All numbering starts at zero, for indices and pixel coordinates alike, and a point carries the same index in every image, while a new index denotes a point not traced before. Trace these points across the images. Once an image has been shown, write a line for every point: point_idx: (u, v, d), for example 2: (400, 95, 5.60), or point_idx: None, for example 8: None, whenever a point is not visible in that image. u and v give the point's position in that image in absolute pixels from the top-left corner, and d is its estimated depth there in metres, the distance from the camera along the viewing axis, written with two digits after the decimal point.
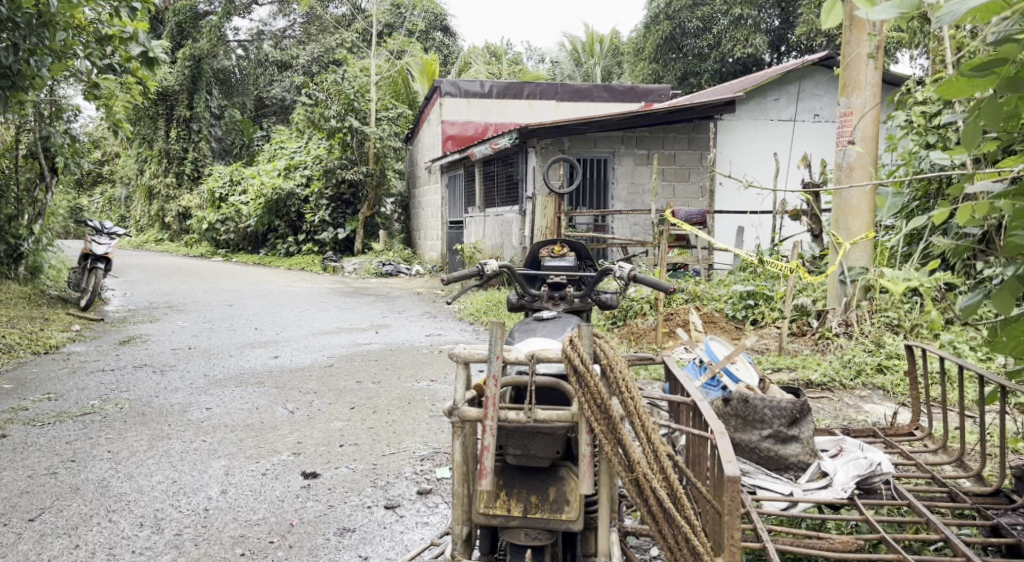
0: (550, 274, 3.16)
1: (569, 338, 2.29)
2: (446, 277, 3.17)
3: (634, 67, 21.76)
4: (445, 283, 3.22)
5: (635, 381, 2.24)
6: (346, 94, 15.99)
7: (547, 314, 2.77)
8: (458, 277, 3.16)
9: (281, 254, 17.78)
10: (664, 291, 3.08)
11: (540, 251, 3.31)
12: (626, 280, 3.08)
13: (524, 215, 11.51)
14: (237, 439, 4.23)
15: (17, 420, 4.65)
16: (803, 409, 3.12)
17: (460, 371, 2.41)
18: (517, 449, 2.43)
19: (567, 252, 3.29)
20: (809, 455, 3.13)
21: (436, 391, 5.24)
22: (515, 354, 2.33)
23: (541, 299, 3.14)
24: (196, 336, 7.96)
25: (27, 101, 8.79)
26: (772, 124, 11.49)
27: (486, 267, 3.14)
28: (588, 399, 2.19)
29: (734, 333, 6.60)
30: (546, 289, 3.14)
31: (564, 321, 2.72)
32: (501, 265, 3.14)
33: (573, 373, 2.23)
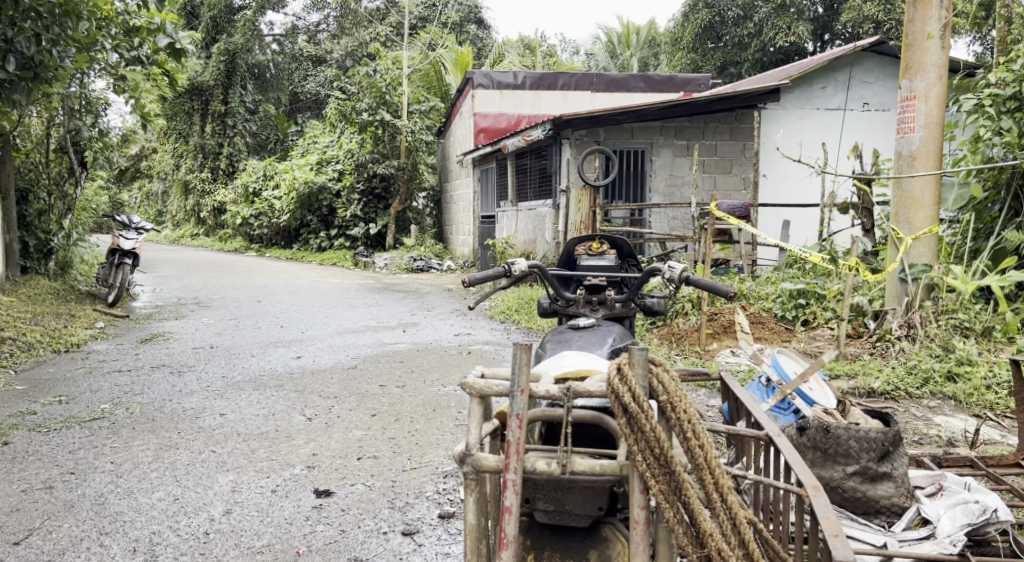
0: (587, 275, 2.81)
1: (616, 365, 1.95)
2: (470, 278, 2.78)
3: (672, 57, 21.29)
4: (471, 285, 2.80)
5: (700, 423, 1.98)
6: (378, 87, 15.70)
7: (584, 323, 2.36)
8: (483, 279, 2.76)
9: (313, 249, 17.64)
10: (719, 296, 2.67)
11: (576, 248, 2.96)
12: (677, 283, 2.69)
13: (557, 209, 11.17)
14: (250, 449, 3.93)
15: (23, 425, 4.41)
16: (896, 441, 2.74)
17: (476, 405, 2.10)
18: (548, 504, 2.16)
19: (608, 249, 2.94)
20: (905, 497, 2.74)
21: (464, 396, 4.90)
22: (545, 389, 1.99)
23: (577, 303, 2.78)
24: (220, 334, 7.71)
25: (55, 95, 8.60)
26: (819, 113, 10.97)
27: (513, 267, 2.74)
28: (643, 448, 1.93)
29: (784, 334, 6.17)
30: (583, 293, 2.78)
31: (604, 331, 2.33)
32: (531, 265, 2.76)
33: (623, 414, 1.94)
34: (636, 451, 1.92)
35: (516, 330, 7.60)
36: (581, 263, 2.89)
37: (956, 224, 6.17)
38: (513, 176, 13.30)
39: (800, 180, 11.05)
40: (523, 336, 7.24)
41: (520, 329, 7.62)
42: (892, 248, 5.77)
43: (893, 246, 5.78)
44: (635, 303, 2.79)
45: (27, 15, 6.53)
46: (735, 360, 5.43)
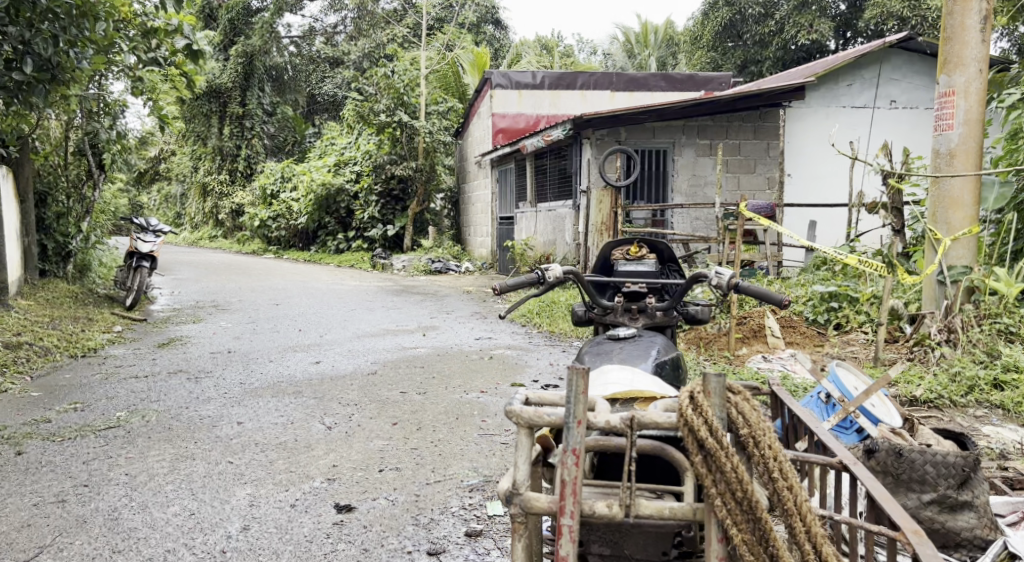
0: (626, 282, 2.66)
1: (687, 396, 1.83)
2: (501, 286, 2.64)
3: (692, 56, 21.09)
4: (502, 293, 2.66)
5: (786, 461, 1.84)
6: (396, 88, 15.61)
7: (625, 333, 2.22)
8: (515, 287, 2.62)
9: (331, 252, 17.58)
10: (771, 303, 2.50)
11: (613, 253, 2.82)
12: (725, 290, 2.53)
13: (577, 210, 11.01)
14: (268, 460, 3.80)
15: (37, 434, 4.30)
16: (973, 468, 2.76)
17: (522, 435, 1.95)
18: (603, 546, 2.10)
19: (647, 254, 2.78)
20: (987, 528, 2.75)
21: (487, 404, 4.75)
22: (604, 419, 1.85)
23: (614, 312, 2.62)
24: (238, 338, 7.61)
25: (74, 97, 8.55)
26: (845, 112, 10.72)
27: (546, 274, 2.60)
28: (723, 489, 1.78)
29: (817, 338, 5.96)
30: (621, 301, 2.62)
31: (647, 342, 2.18)
32: (566, 270, 2.61)
33: (700, 452, 1.80)
34: (715, 494, 1.78)
35: (538, 334, 7.44)
36: (619, 269, 2.74)
37: (996, 225, 5.94)
38: (532, 177, 13.15)
39: (826, 179, 10.83)
40: (546, 340, 7.09)
41: (543, 333, 7.47)
42: (930, 249, 5.54)
43: (931, 247, 5.56)
44: (677, 312, 2.63)
45: (44, 17, 6.45)
46: (768, 366, 5.24)
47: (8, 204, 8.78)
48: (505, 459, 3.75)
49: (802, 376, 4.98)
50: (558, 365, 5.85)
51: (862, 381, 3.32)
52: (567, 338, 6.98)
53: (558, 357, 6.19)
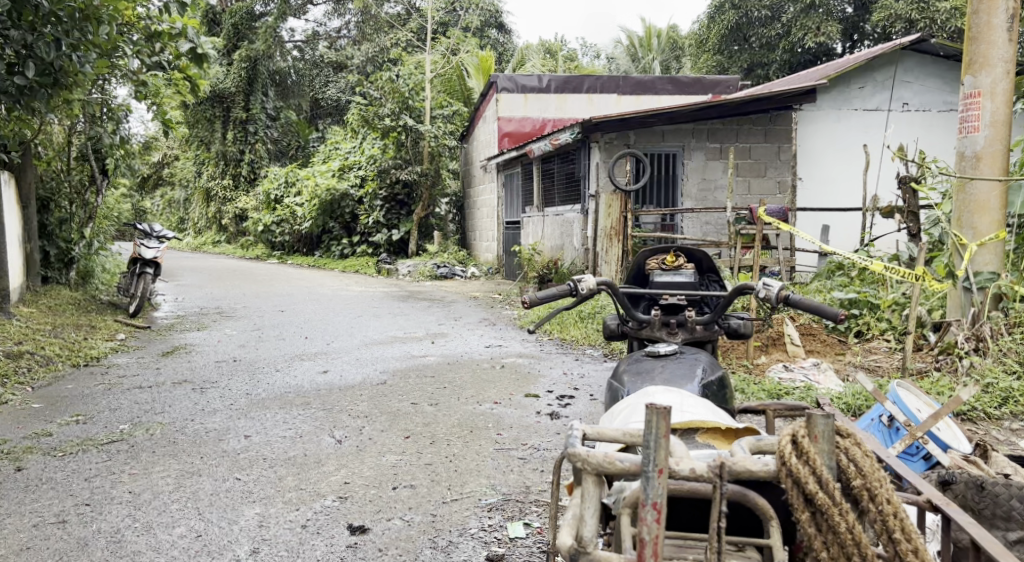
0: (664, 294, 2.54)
1: (790, 439, 1.56)
2: (532, 298, 2.51)
3: (698, 60, 20.99)
4: (533, 306, 2.53)
5: (910, 518, 1.55)
6: (401, 92, 15.48)
7: (666, 349, 2.09)
8: (548, 299, 2.49)
9: (335, 257, 17.48)
10: (823, 317, 2.40)
11: (648, 263, 2.69)
12: (774, 302, 2.43)
13: (586, 215, 10.86)
14: (277, 477, 3.66)
15: (38, 448, 4.16)
16: None
17: (586, 482, 1.65)
18: None
19: (684, 263, 2.66)
20: None
21: (502, 416, 4.60)
22: (690, 468, 1.57)
23: (653, 326, 2.49)
24: (243, 346, 7.47)
25: (76, 101, 8.42)
26: (857, 115, 10.57)
27: (580, 284, 2.46)
28: (834, 551, 1.52)
29: (837, 346, 5.83)
30: (659, 314, 2.49)
31: (688, 359, 2.05)
32: (600, 281, 2.48)
33: (807, 506, 1.54)
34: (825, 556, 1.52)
35: (550, 342, 7.28)
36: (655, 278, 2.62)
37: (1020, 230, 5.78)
38: (539, 181, 13.01)
39: (840, 182, 10.66)
40: (558, 348, 6.93)
41: (554, 340, 7.31)
42: (954, 255, 5.41)
43: (956, 253, 5.42)
44: (718, 323, 2.52)
45: (47, 20, 6.31)
46: (790, 376, 5.08)
47: (10, 210, 8.66)
48: (524, 476, 3.60)
49: (826, 386, 4.83)
50: (573, 374, 5.68)
51: (925, 403, 3.05)
52: (581, 346, 6.81)
53: (571, 366, 6.03)
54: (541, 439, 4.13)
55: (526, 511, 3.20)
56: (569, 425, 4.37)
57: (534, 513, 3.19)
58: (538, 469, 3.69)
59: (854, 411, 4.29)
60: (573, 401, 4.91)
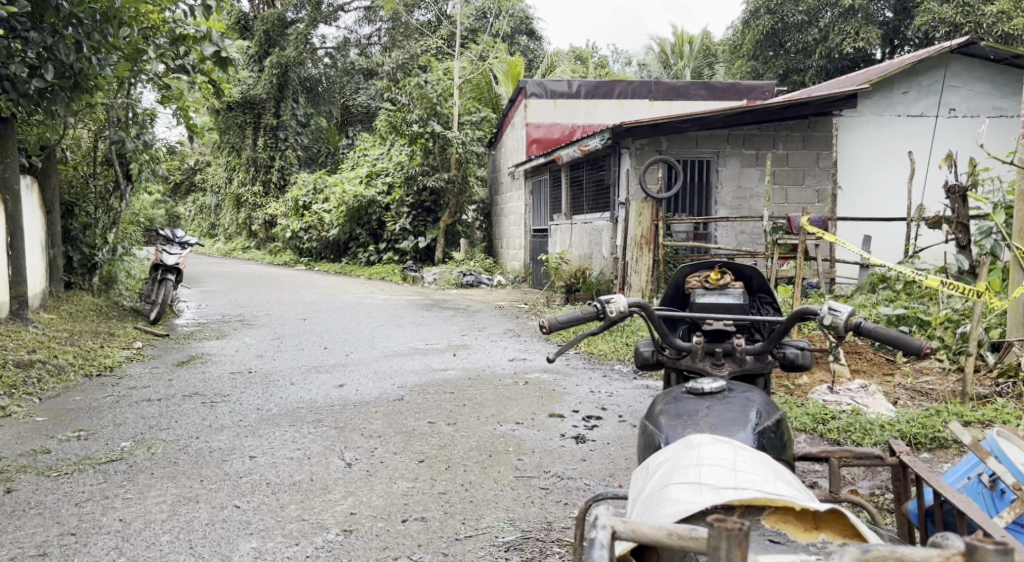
0: (710, 318, 2.22)
1: None
2: (553, 321, 2.16)
3: (732, 66, 20.62)
4: (553, 330, 2.19)
5: None
6: (429, 98, 15.24)
7: (712, 387, 1.77)
8: (573, 322, 2.14)
9: (362, 264, 17.28)
10: (903, 345, 2.06)
11: (690, 281, 2.39)
12: (842, 331, 2.11)
13: (615, 223, 10.54)
14: (279, 505, 3.39)
15: (33, 468, 3.93)
16: None
17: None
18: None
19: (731, 282, 2.34)
20: None
21: (524, 438, 4.29)
22: None
23: (696, 355, 2.17)
24: (260, 357, 7.25)
25: (100, 105, 8.30)
26: (900, 121, 10.13)
27: (609, 306, 2.14)
28: None
29: (886, 366, 5.41)
30: (701, 341, 2.18)
31: (739, 402, 1.72)
32: (634, 302, 2.16)
33: None
34: None
35: (575, 356, 6.96)
36: (697, 299, 2.31)
37: None
38: (568, 189, 12.70)
39: (882, 191, 10.21)
40: (585, 362, 6.60)
41: (581, 354, 6.98)
42: (1016, 268, 5.00)
43: (1017, 267, 5.00)
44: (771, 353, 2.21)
45: (68, 21, 6.11)
46: (835, 399, 4.69)
47: (33, 216, 8.51)
48: (545, 509, 3.29)
49: (876, 410, 4.44)
50: (600, 393, 5.35)
51: None
52: (609, 360, 6.47)
53: (599, 383, 5.69)
54: (564, 466, 3.82)
55: (546, 552, 2.89)
56: (595, 450, 4.04)
57: (555, 554, 2.88)
58: (561, 502, 3.37)
59: (909, 439, 3.89)
60: (600, 423, 4.58)
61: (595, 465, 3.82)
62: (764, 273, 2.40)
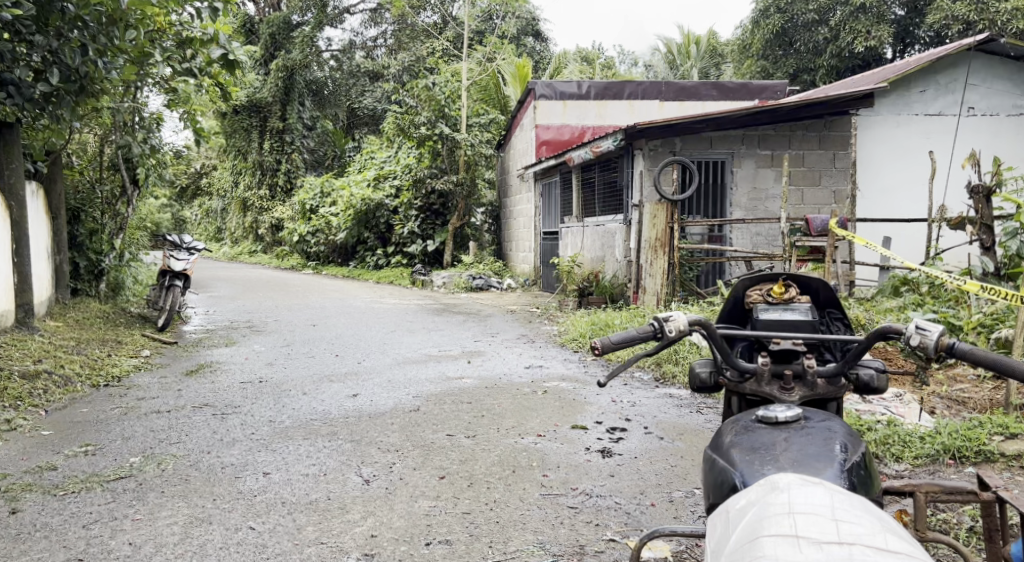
0: (776, 336, 2.17)
1: None
2: (606, 342, 2.04)
3: (741, 66, 20.44)
4: (605, 352, 2.07)
5: None
6: (437, 100, 15.11)
7: (787, 416, 1.85)
8: (629, 341, 2.03)
9: (370, 267, 17.13)
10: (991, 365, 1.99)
11: (752, 294, 2.32)
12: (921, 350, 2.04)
13: (629, 225, 10.37)
14: (296, 526, 3.24)
15: (39, 486, 3.79)
16: None
17: None
18: None
19: (796, 296, 2.27)
20: None
21: (547, 452, 4.12)
22: None
23: (761, 377, 2.13)
24: (271, 365, 7.11)
25: (106, 109, 8.17)
26: (918, 120, 9.94)
27: (668, 324, 2.06)
28: None
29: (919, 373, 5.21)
30: (767, 363, 2.13)
31: (821, 435, 1.80)
32: (694, 322, 2.09)
33: None
34: None
35: (593, 363, 6.80)
36: (760, 314, 2.25)
37: None
38: (579, 191, 12.54)
39: (901, 191, 10.02)
40: (603, 369, 6.45)
41: (599, 361, 6.84)
42: None
43: None
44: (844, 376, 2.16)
45: (73, 24, 5.97)
46: (868, 410, 4.50)
47: (39, 223, 8.37)
48: (576, 531, 3.13)
49: (914, 420, 4.27)
50: (623, 402, 5.19)
51: None
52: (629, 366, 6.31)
53: (620, 392, 5.52)
54: (591, 482, 3.65)
55: None
56: (624, 465, 3.88)
57: None
58: (591, 523, 3.21)
59: (953, 452, 3.73)
60: (625, 435, 4.42)
61: (625, 482, 3.65)
62: (832, 286, 2.32)
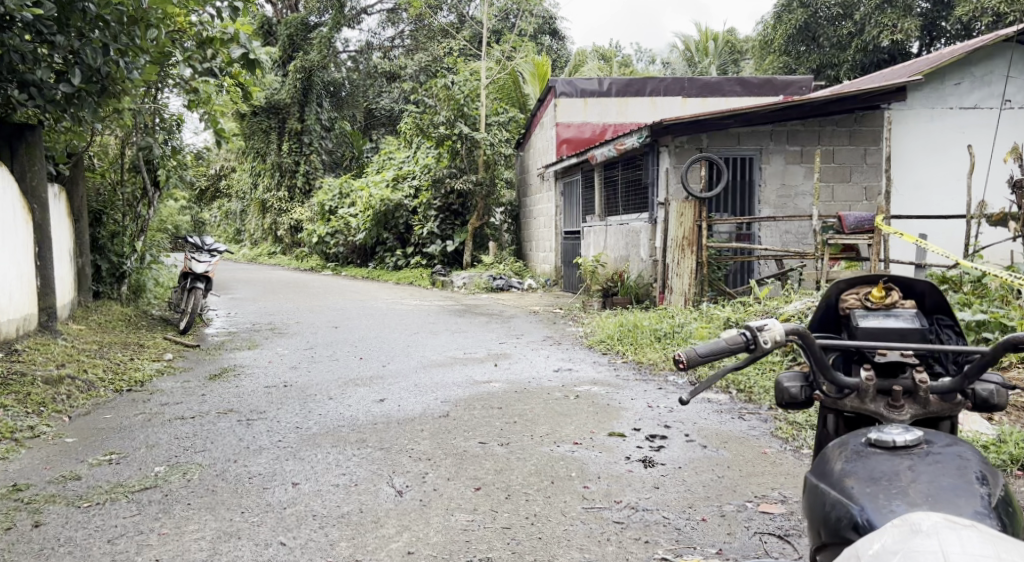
0: (881, 349, 2.06)
1: None
2: (694, 354, 1.92)
3: (762, 61, 20.17)
4: (691, 365, 1.94)
5: None
6: (456, 99, 14.94)
7: (906, 441, 1.75)
8: (719, 353, 1.91)
9: (389, 268, 17.01)
10: None
11: (850, 300, 2.23)
12: None
13: (654, 223, 10.18)
14: (328, 542, 3.08)
15: (62, 498, 3.65)
16: None
17: None
18: None
19: (900, 302, 2.18)
20: None
21: (586, 461, 3.95)
22: None
23: (866, 393, 2.02)
24: (295, 368, 6.97)
25: (128, 110, 8.05)
26: (954, 114, 9.66)
27: (762, 334, 1.95)
28: None
29: None
30: (873, 378, 2.02)
31: (954, 463, 1.69)
32: (793, 332, 1.97)
33: None
34: None
35: (625, 366, 6.63)
36: (859, 321, 2.16)
37: None
38: (602, 190, 12.36)
39: (937, 188, 9.75)
40: (635, 373, 6.28)
41: (630, 364, 6.67)
42: None
43: None
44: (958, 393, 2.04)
45: (95, 23, 5.84)
46: None
47: (60, 226, 8.26)
48: (625, 549, 2.95)
49: (973, 428, 4.05)
50: (660, 408, 5.00)
51: None
52: (662, 370, 6.15)
53: (656, 396, 5.34)
54: (636, 495, 3.47)
55: None
56: (668, 476, 3.70)
57: None
58: (640, 539, 3.03)
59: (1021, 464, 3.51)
60: (666, 443, 4.24)
61: (672, 494, 3.47)
62: (940, 290, 2.22)
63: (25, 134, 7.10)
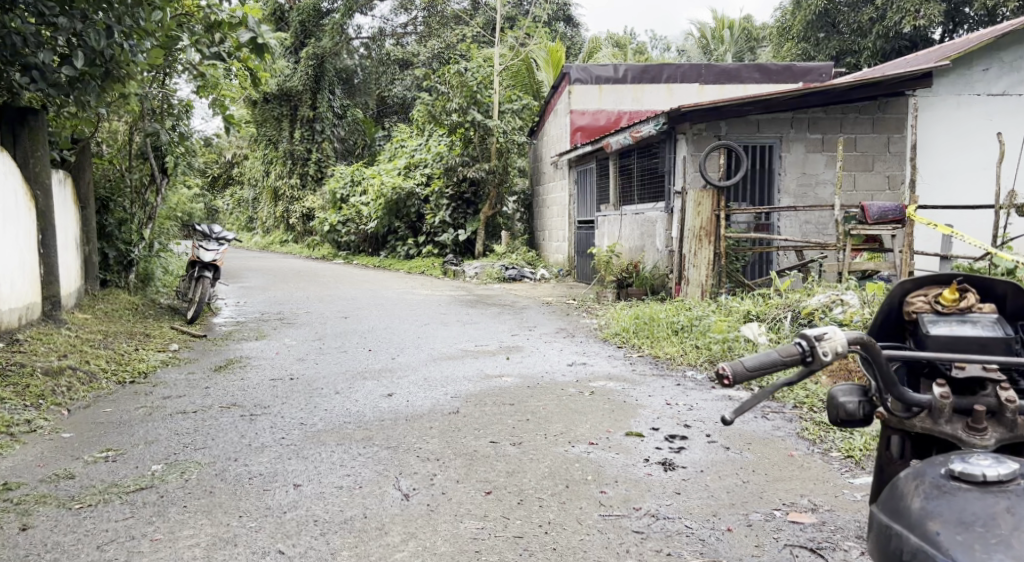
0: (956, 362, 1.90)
1: None
2: (740, 368, 1.70)
3: (781, 48, 19.77)
4: (737, 381, 1.72)
5: None
6: (469, 85, 14.63)
7: (999, 475, 1.60)
8: (769, 367, 1.72)
9: (401, 257, 16.84)
10: None
11: (921, 304, 2.06)
12: None
13: (670, 213, 9.94)
14: (329, 551, 2.90)
15: (55, 498, 3.49)
16: None
17: None
18: None
19: (975, 306, 2.01)
20: None
21: (603, 464, 3.74)
22: None
23: (940, 411, 1.88)
24: (302, 360, 6.80)
25: (134, 95, 7.87)
26: (980, 101, 9.36)
27: (821, 345, 1.74)
28: None
29: None
30: (947, 395, 1.89)
31: None
32: (859, 342, 1.80)
33: None
34: None
35: (641, 360, 6.42)
36: (930, 329, 1.99)
37: None
38: (616, 178, 12.12)
39: (961, 178, 9.47)
40: (652, 368, 6.08)
41: (647, 358, 6.48)
42: None
43: None
44: None
45: (99, 5, 5.65)
46: None
47: (65, 213, 8.11)
48: None
49: None
50: (679, 406, 4.79)
51: None
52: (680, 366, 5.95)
53: (675, 393, 5.13)
54: (656, 502, 3.27)
55: None
56: (690, 481, 3.49)
57: None
58: (661, 552, 2.84)
59: None
60: (687, 444, 4.03)
61: (694, 502, 3.27)
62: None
63: (28, 118, 6.94)
